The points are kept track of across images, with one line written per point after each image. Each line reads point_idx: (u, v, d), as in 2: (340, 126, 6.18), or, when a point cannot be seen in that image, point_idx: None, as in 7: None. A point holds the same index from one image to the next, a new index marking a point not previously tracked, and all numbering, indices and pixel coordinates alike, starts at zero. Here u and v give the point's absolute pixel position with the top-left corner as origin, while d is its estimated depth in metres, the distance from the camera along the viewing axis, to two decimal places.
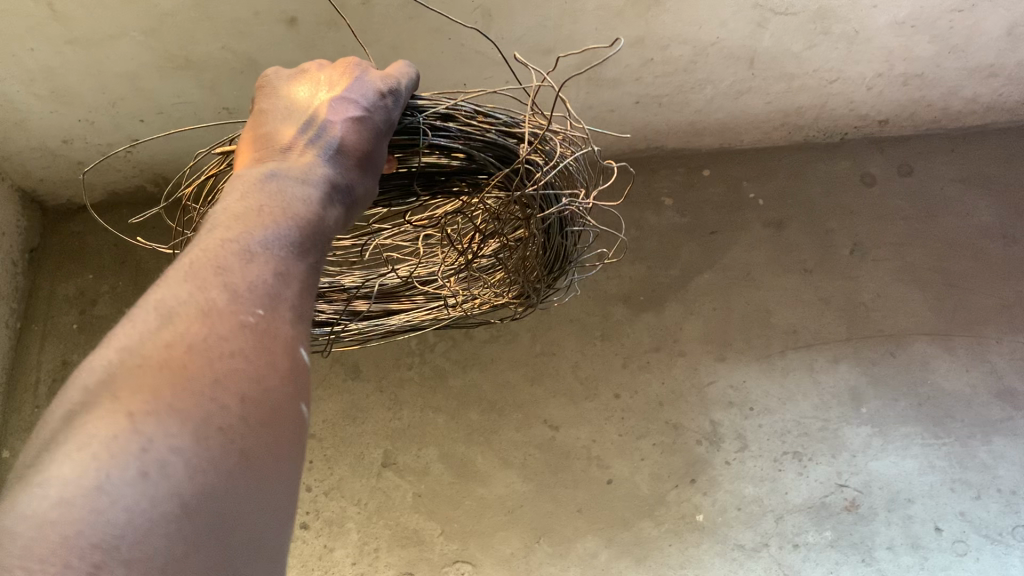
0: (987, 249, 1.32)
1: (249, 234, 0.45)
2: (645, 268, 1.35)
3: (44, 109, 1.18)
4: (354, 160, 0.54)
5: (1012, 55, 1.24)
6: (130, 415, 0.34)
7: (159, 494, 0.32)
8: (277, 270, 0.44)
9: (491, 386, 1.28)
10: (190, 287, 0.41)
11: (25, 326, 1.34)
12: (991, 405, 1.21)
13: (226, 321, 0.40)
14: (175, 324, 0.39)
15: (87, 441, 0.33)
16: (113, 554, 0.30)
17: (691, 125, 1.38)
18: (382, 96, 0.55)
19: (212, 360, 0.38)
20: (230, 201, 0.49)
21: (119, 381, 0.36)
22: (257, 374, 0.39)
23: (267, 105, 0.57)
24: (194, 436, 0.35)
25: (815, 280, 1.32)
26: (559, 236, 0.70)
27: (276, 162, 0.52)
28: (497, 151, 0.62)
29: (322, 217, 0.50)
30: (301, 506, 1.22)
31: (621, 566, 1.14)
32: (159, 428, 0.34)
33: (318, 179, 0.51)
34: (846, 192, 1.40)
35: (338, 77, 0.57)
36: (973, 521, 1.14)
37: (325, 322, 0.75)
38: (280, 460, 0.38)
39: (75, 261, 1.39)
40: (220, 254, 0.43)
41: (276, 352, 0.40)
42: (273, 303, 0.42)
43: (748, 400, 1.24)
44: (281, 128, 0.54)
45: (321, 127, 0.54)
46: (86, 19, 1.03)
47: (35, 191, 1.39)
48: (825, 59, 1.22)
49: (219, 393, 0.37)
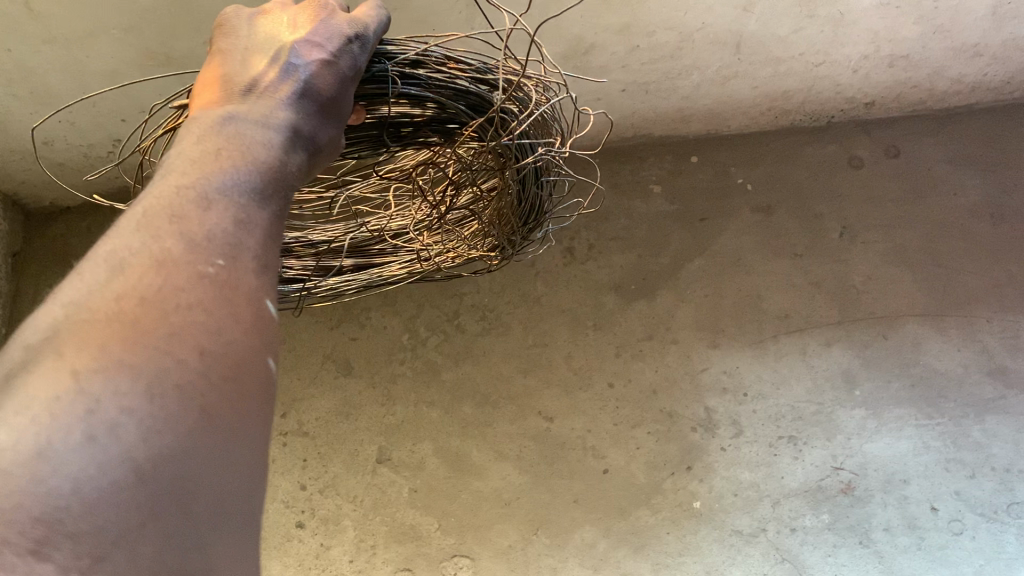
0: (975, 228, 1.32)
1: (205, 178, 0.44)
2: (635, 257, 1.35)
3: (23, 110, 1.16)
4: (318, 105, 0.52)
5: (997, 34, 1.25)
6: (74, 374, 0.34)
7: (108, 460, 0.32)
8: (237, 217, 0.43)
9: (484, 377, 1.27)
10: (143, 237, 0.40)
11: (12, 331, 1.33)
12: (983, 384, 1.22)
13: (183, 271, 0.39)
14: (127, 275, 0.38)
15: (26, 404, 0.33)
16: (59, 526, 0.30)
17: (679, 111, 1.37)
18: (348, 42, 0.53)
19: (166, 313, 0.37)
20: (185, 145, 0.47)
21: (65, 338, 0.35)
22: (218, 327, 0.38)
23: (226, 45, 0.55)
24: (147, 394, 0.34)
25: (806, 264, 1.32)
26: (534, 186, 0.69)
27: (234, 105, 0.50)
28: (470, 99, 0.61)
29: (284, 161, 0.48)
30: (296, 505, 1.21)
31: (619, 555, 1.14)
32: (106, 387, 0.33)
33: (279, 122, 0.50)
34: (834, 175, 1.40)
35: (303, 19, 0.55)
36: (968, 501, 1.15)
37: (294, 278, 0.75)
38: (246, 416, 0.37)
39: (60, 264, 1.37)
40: (175, 201, 0.42)
41: (238, 303, 0.40)
42: (232, 250, 0.41)
43: (741, 385, 1.24)
44: (241, 70, 0.53)
45: (283, 69, 0.52)
46: (63, 16, 1.01)
47: (18, 194, 1.37)
48: (811, 41, 1.22)
49: (176, 347, 0.36)
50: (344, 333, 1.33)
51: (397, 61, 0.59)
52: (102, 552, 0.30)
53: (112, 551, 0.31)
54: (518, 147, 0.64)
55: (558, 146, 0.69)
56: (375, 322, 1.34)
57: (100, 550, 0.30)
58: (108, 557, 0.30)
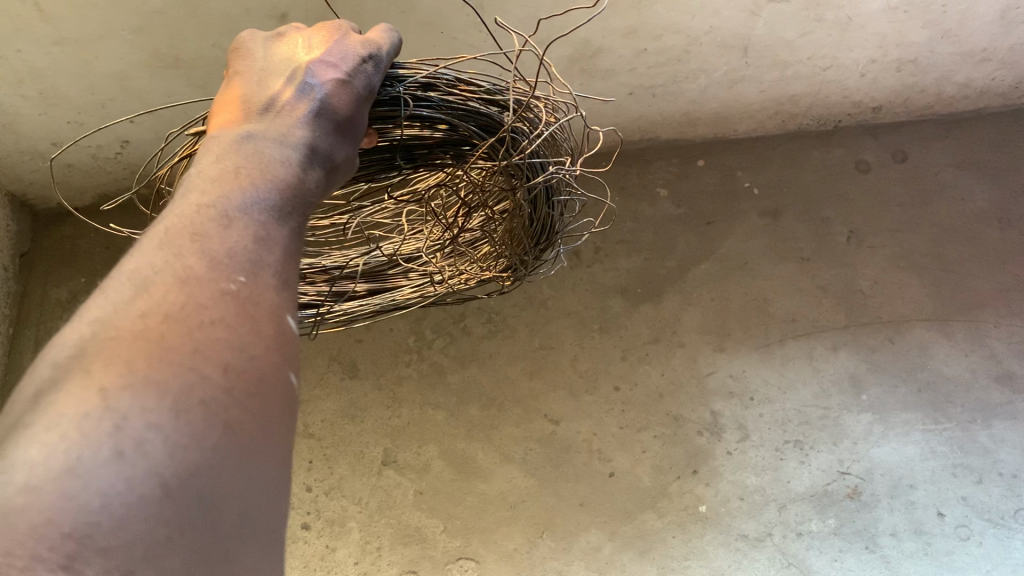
0: (983, 233, 1.32)
1: (226, 197, 0.44)
2: (642, 260, 1.35)
3: (32, 112, 1.16)
4: (335, 124, 0.52)
5: (1005, 38, 1.24)
6: (101, 390, 0.34)
7: (136, 475, 0.32)
8: (257, 235, 0.43)
9: (490, 381, 1.27)
10: (165, 254, 0.40)
11: (19, 331, 1.33)
12: (991, 389, 1.21)
13: (206, 289, 0.39)
14: (151, 293, 0.38)
15: (54, 422, 0.33)
16: (89, 542, 0.30)
17: (685, 114, 1.37)
18: (362, 62, 0.54)
19: (190, 329, 0.37)
20: (204, 163, 0.47)
21: (91, 355, 0.35)
22: (241, 343, 0.38)
23: (242, 67, 0.55)
24: (173, 410, 0.34)
25: (813, 268, 1.32)
26: (545, 206, 0.70)
27: (252, 123, 0.50)
28: (481, 120, 0.62)
29: (302, 179, 0.48)
30: (301, 506, 1.21)
31: (624, 559, 1.14)
32: (133, 404, 0.34)
33: (297, 140, 0.50)
34: (841, 179, 1.39)
35: (318, 40, 0.56)
36: (975, 506, 1.14)
37: (309, 303, 0.74)
38: (269, 433, 0.37)
39: (68, 265, 1.37)
40: (196, 219, 0.42)
41: (260, 319, 0.40)
42: (253, 268, 0.41)
43: (747, 389, 1.24)
44: (258, 90, 0.53)
45: (299, 88, 0.52)
46: (73, 16, 1.01)
47: (26, 195, 1.37)
48: (819, 45, 1.22)
49: (200, 363, 0.36)
50: (350, 334, 1.33)
51: (410, 83, 0.59)
52: (131, 567, 0.30)
53: (141, 566, 0.30)
54: (529, 166, 0.65)
55: (568, 165, 0.69)
56: (381, 324, 1.33)
57: (129, 565, 0.30)
58: (137, 571, 0.30)
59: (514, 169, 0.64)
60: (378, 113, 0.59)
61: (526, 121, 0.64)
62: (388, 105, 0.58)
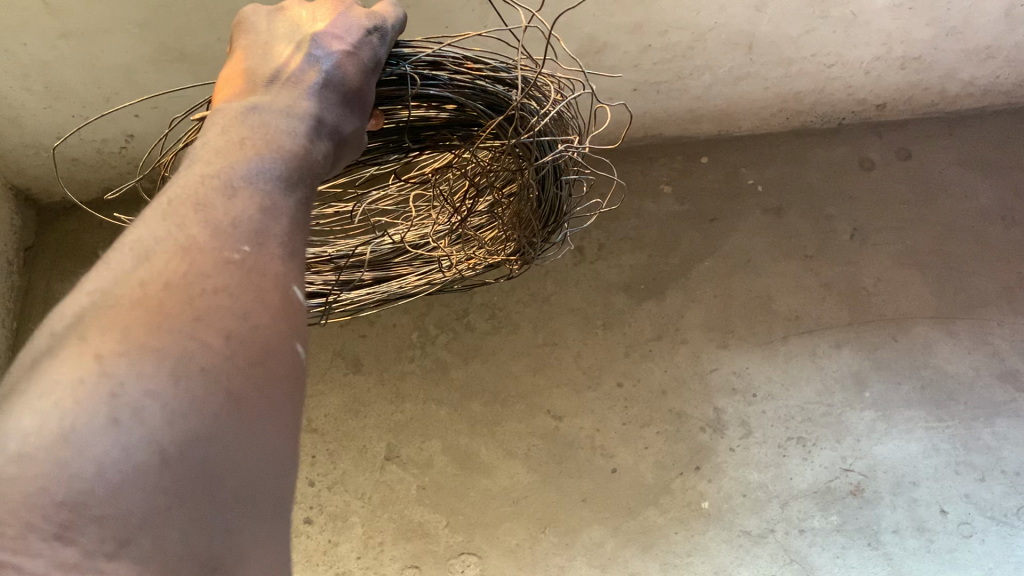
0: (987, 231, 1.32)
1: (232, 167, 0.44)
2: (645, 257, 1.35)
3: (38, 105, 1.16)
4: (342, 96, 0.52)
5: (1010, 36, 1.24)
6: (98, 357, 0.34)
7: (133, 442, 0.32)
8: (263, 204, 0.43)
9: (493, 377, 1.27)
10: (168, 225, 0.41)
11: (23, 325, 1.33)
12: (994, 387, 1.22)
13: (209, 258, 0.39)
14: (152, 263, 0.38)
15: (50, 389, 0.33)
16: (84, 511, 0.31)
17: (690, 111, 1.37)
18: (368, 34, 0.54)
19: (191, 297, 0.37)
20: (210, 134, 0.47)
21: (90, 323, 0.36)
22: (244, 312, 0.38)
23: (246, 41, 0.55)
24: (171, 377, 0.34)
25: (816, 266, 1.32)
26: (553, 186, 0.70)
27: (258, 95, 0.51)
28: (488, 99, 0.62)
29: (309, 150, 0.48)
30: (305, 501, 1.21)
31: (627, 555, 1.14)
32: (130, 370, 0.34)
33: (304, 112, 0.50)
34: (845, 176, 1.39)
35: (322, 13, 0.56)
36: (977, 504, 1.15)
37: (317, 293, 0.75)
38: (273, 401, 0.37)
39: (72, 259, 1.37)
40: (201, 189, 0.43)
41: (264, 287, 0.40)
42: (259, 236, 0.42)
43: (750, 386, 1.24)
44: (263, 63, 0.53)
45: (305, 59, 0.52)
46: (79, 9, 1.01)
47: (30, 188, 1.37)
48: (824, 42, 1.22)
49: (200, 331, 0.36)
50: (353, 330, 1.33)
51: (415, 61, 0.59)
52: (128, 536, 0.31)
53: (138, 535, 0.31)
54: (538, 145, 0.65)
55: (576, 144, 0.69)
56: (384, 319, 1.33)
57: (125, 534, 0.31)
58: (133, 540, 0.31)
59: (522, 150, 0.64)
60: (384, 93, 0.59)
61: (534, 99, 0.63)
62: (393, 85, 0.59)
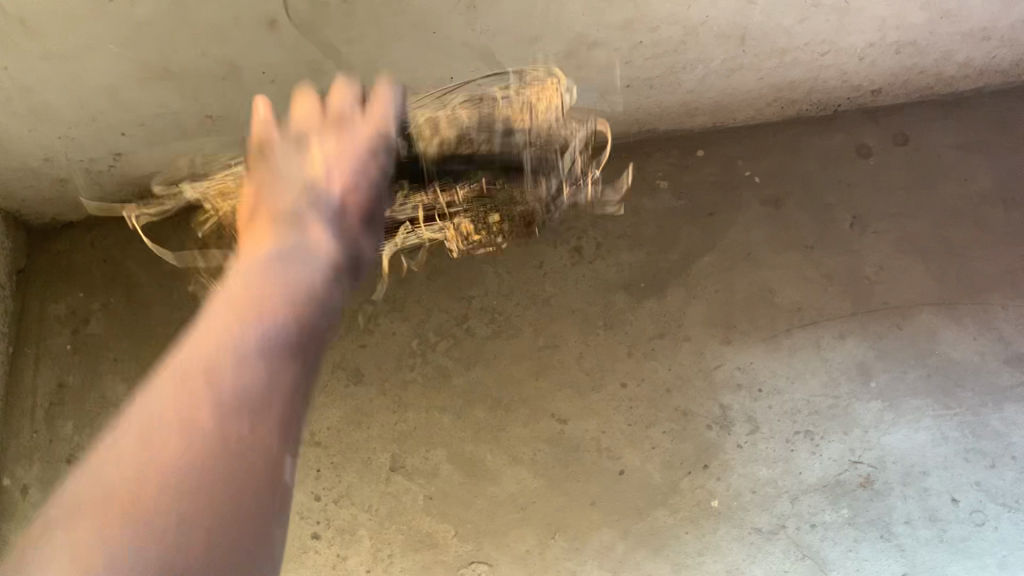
0: (988, 215, 1.32)
1: (259, 288, 0.46)
2: (644, 254, 1.32)
3: (22, 128, 1.14)
4: (358, 215, 0.56)
5: (1004, 17, 1.22)
6: (115, 514, 0.35)
7: None
8: (290, 320, 0.44)
9: (496, 383, 1.25)
10: (195, 349, 0.42)
11: (19, 348, 1.32)
12: (1000, 371, 1.21)
13: (233, 383, 0.40)
14: (173, 394, 0.40)
15: (67, 543, 0.35)
16: None
17: (684, 105, 1.33)
18: (385, 136, 0.61)
19: (210, 429, 0.38)
20: (243, 262, 0.50)
21: (109, 470, 0.37)
22: (259, 446, 0.39)
23: (267, 163, 0.59)
24: (183, 525, 0.35)
25: (817, 257, 1.31)
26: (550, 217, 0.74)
27: (284, 218, 0.53)
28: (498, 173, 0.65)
29: (338, 274, 0.51)
30: (311, 515, 1.20)
31: (637, 558, 1.15)
32: (147, 519, 0.35)
33: (329, 234, 0.53)
34: (844, 165, 1.37)
35: (334, 116, 0.61)
36: (988, 491, 1.15)
37: None
38: (266, 540, 0.38)
39: (65, 280, 1.35)
40: (232, 312, 0.44)
41: (275, 421, 0.41)
42: (266, 397, 0.41)
43: (755, 380, 1.23)
44: (286, 184, 0.56)
45: (325, 178, 0.56)
46: (58, 31, 0.99)
47: (20, 213, 1.31)
48: (817, 31, 1.20)
49: (215, 467, 0.38)
50: (352, 340, 1.28)
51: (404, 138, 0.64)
52: None
53: None
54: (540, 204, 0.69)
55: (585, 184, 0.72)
56: (383, 327, 1.29)
57: None
58: None
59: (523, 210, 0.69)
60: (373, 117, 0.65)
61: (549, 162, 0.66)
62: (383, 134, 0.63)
